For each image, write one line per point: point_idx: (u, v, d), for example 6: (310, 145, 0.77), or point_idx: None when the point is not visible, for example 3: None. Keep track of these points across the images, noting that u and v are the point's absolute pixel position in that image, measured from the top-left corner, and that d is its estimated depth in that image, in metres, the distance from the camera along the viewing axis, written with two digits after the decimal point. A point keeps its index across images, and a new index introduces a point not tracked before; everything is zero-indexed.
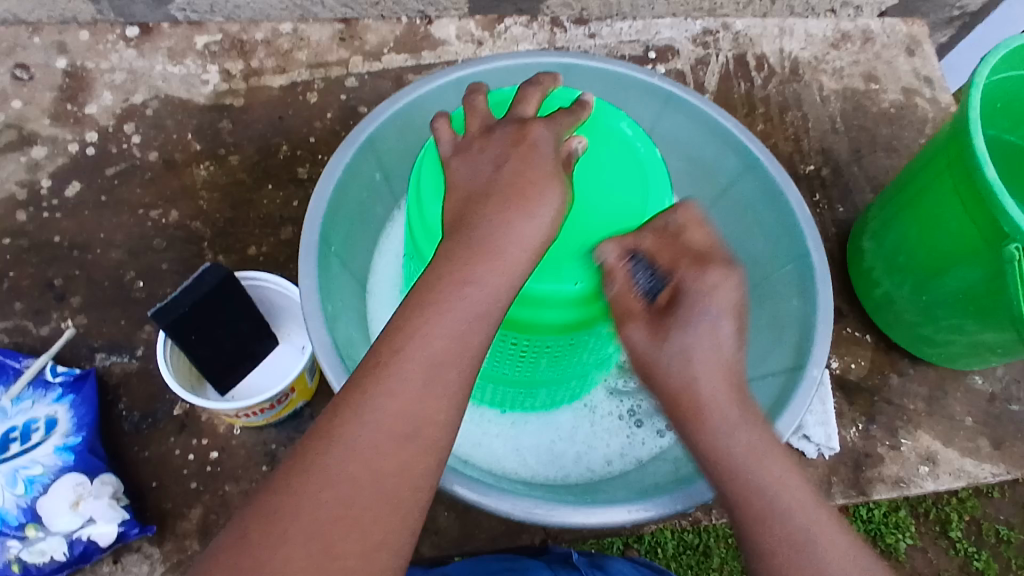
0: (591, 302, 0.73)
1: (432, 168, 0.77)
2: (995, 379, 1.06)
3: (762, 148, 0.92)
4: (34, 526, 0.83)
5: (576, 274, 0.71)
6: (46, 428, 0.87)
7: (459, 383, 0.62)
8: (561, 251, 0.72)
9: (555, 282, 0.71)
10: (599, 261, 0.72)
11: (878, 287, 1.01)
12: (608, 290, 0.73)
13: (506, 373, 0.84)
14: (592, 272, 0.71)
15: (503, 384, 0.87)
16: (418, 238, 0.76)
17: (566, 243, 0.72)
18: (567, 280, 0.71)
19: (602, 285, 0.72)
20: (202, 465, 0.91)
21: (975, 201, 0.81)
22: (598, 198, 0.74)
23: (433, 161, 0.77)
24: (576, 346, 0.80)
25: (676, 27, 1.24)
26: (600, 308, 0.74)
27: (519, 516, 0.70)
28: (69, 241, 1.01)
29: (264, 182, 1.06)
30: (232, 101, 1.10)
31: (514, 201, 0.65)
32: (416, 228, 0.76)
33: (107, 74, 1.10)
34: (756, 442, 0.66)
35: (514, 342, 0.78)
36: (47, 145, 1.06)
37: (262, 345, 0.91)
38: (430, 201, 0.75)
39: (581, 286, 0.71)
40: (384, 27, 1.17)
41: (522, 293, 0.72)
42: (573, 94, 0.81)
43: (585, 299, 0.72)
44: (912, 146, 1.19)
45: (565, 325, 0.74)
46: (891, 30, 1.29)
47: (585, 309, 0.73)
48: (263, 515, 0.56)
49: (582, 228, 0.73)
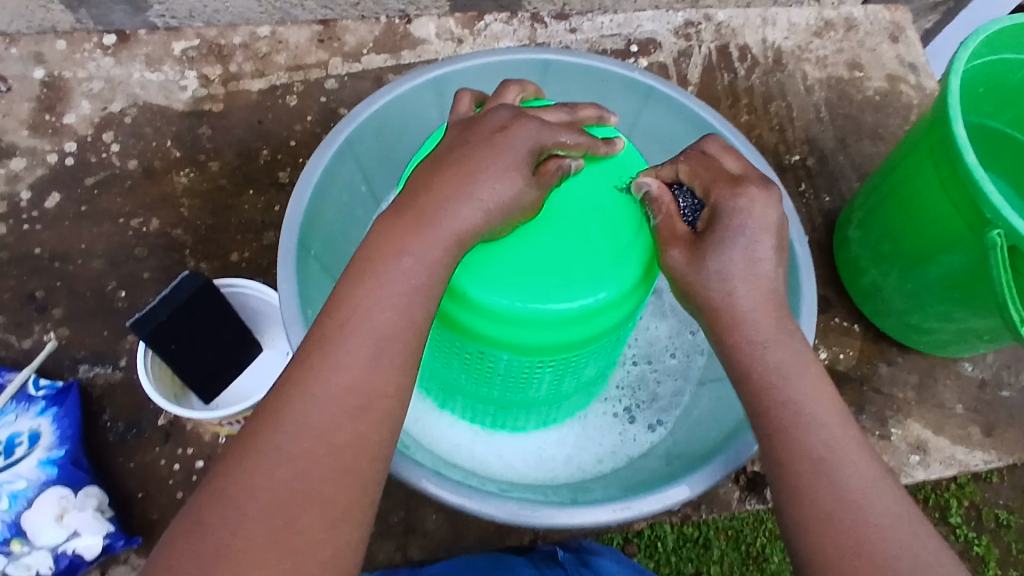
0: (554, 327, 0.70)
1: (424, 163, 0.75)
2: (985, 365, 1.05)
3: (743, 140, 0.91)
4: (19, 540, 0.82)
5: (519, 291, 0.68)
6: (29, 442, 0.86)
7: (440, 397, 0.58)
8: (512, 261, 0.69)
9: (495, 293, 0.69)
10: (547, 285, 0.69)
11: (864, 276, 1.01)
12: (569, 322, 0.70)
13: (469, 384, 0.81)
14: (540, 298, 0.69)
15: (461, 391, 0.84)
16: None
17: (520, 249, 0.69)
18: (539, 290, 0.68)
19: (565, 313, 0.69)
20: (188, 474, 0.90)
21: (957, 188, 0.80)
22: (574, 222, 0.70)
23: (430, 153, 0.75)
24: (522, 373, 0.76)
25: (658, 20, 1.23)
26: (545, 335, 0.71)
27: (503, 519, 0.69)
28: (50, 253, 1.00)
29: (245, 187, 1.05)
30: (212, 106, 1.09)
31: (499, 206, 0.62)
32: None
33: (85, 83, 1.09)
34: (799, 364, 0.64)
35: (451, 342, 0.75)
36: (27, 156, 1.05)
37: (245, 351, 0.91)
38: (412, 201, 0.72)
39: (539, 305, 0.69)
40: (363, 27, 1.16)
41: (461, 291, 0.69)
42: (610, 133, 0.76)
43: (526, 321, 0.69)
44: (897, 134, 1.19)
45: (503, 341, 0.71)
46: (875, 16, 1.28)
47: (526, 332, 0.70)
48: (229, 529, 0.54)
49: (544, 241, 0.69)
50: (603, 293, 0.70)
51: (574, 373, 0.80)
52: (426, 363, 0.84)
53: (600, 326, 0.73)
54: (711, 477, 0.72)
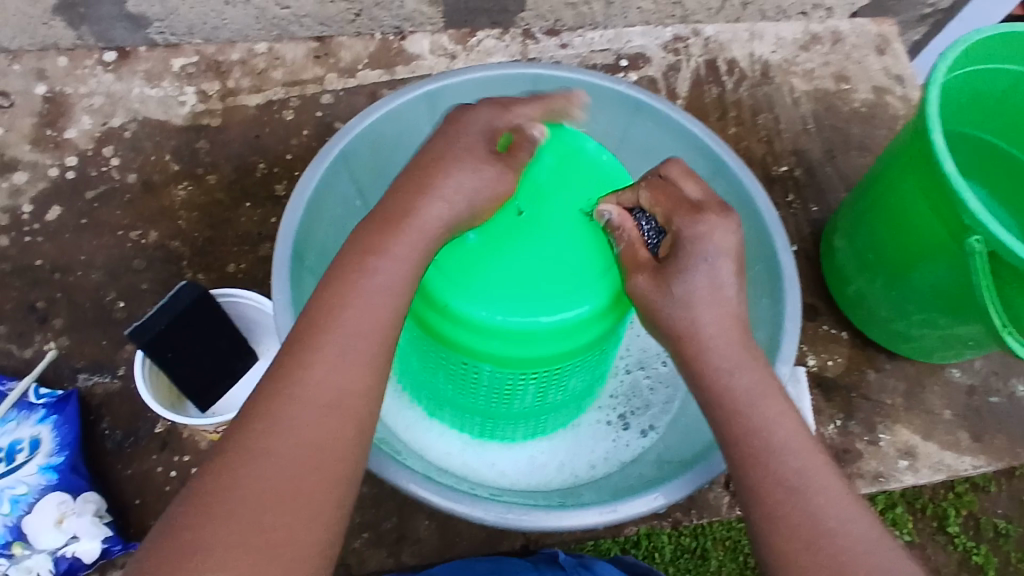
0: (521, 339, 0.72)
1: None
2: (973, 372, 1.07)
3: (729, 152, 0.93)
4: (20, 544, 0.84)
5: (486, 300, 0.71)
6: (30, 448, 0.88)
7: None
8: (479, 267, 0.72)
9: (463, 300, 0.72)
10: (513, 294, 0.71)
11: (850, 284, 1.02)
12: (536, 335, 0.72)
13: (453, 391, 0.83)
14: (506, 309, 0.71)
15: (451, 401, 0.85)
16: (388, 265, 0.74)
17: (488, 254, 0.72)
18: (510, 300, 0.71)
19: (526, 324, 0.71)
20: (184, 482, 0.92)
21: (937, 196, 0.82)
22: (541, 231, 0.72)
23: None
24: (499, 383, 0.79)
25: (647, 35, 1.26)
26: (512, 348, 0.73)
27: (493, 522, 0.70)
28: (50, 265, 1.02)
29: (242, 200, 1.07)
30: (210, 121, 1.11)
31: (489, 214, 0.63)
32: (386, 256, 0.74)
33: (86, 98, 1.12)
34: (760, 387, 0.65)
35: (429, 346, 0.78)
36: (28, 170, 1.07)
37: (243, 362, 0.92)
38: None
39: (502, 316, 0.71)
40: (358, 44, 1.18)
41: (431, 292, 0.72)
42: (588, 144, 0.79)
43: (494, 333, 0.72)
44: (884, 145, 1.21)
45: (473, 350, 0.74)
46: (860, 30, 1.31)
47: (493, 343, 0.73)
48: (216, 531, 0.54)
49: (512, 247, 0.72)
50: (574, 307, 0.72)
51: (556, 384, 0.81)
52: (416, 373, 0.85)
53: (573, 342, 0.75)
54: (697, 480, 0.74)
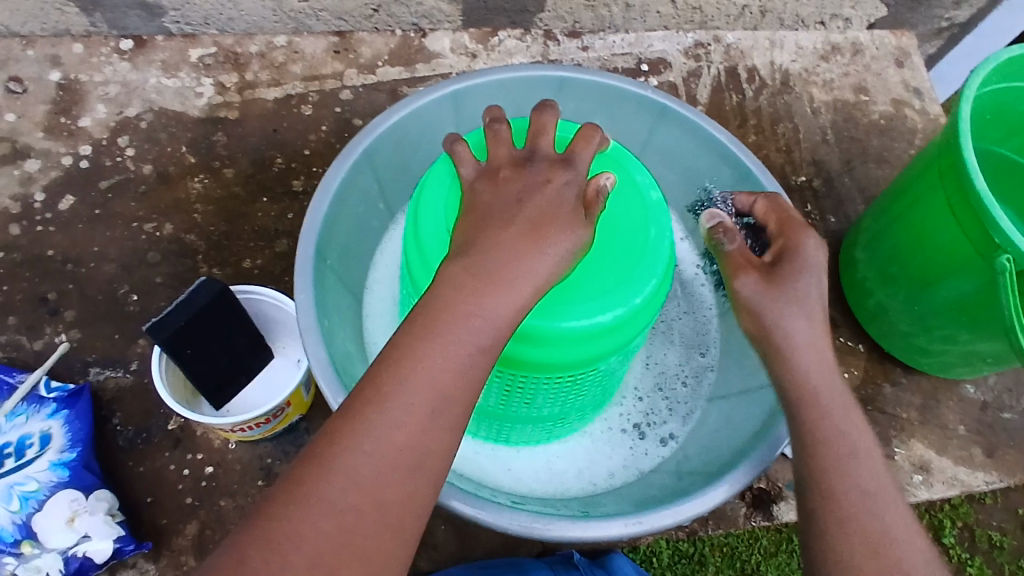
0: (566, 343, 0.68)
1: (435, 196, 0.73)
2: (987, 388, 1.07)
3: (755, 161, 0.92)
4: (29, 543, 0.82)
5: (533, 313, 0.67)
6: (40, 443, 0.86)
7: (468, 414, 0.58)
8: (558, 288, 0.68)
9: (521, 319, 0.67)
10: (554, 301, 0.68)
11: (870, 297, 1.02)
12: (581, 337, 0.68)
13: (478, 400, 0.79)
14: (545, 316, 0.67)
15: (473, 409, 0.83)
16: (415, 271, 0.71)
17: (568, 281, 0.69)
18: (552, 302, 0.68)
19: (569, 331, 0.67)
20: (197, 480, 0.90)
21: (967, 212, 0.82)
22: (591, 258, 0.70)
23: (447, 169, 0.75)
24: (531, 388, 0.74)
25: (668, 40, 1.25)
26: (544, 356, 0.69)
27: (518, 531, 0.70)
28: (63, 256, 1.00)
29: (259, 195, 1.06)
30: (227, 113, 1.10)
31: (532, 225, 0.62)
32: (414, 261, 0.71)
33: (101, 87, 1.10)
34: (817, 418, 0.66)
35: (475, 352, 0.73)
36: (41, 158, 1.05)
37: (258, 360, 0.91)
38: (433, 251, 0.70)
39: (546, 324, 0.67)
40: (378, 40, 1.17)
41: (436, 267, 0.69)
42: (637, 175, 0.76)
43: (531, 338, 0.68)
44: (902, 157, 1.21)
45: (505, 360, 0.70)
46: (880, 42, 1.30)
47: (531, 349, 0.69)
48: (250, 540, 0.52)
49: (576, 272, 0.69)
50: (616, 312, 0.69)
51: (581, 388, 0.78)
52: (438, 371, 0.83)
53: (609, 346, 0.71)
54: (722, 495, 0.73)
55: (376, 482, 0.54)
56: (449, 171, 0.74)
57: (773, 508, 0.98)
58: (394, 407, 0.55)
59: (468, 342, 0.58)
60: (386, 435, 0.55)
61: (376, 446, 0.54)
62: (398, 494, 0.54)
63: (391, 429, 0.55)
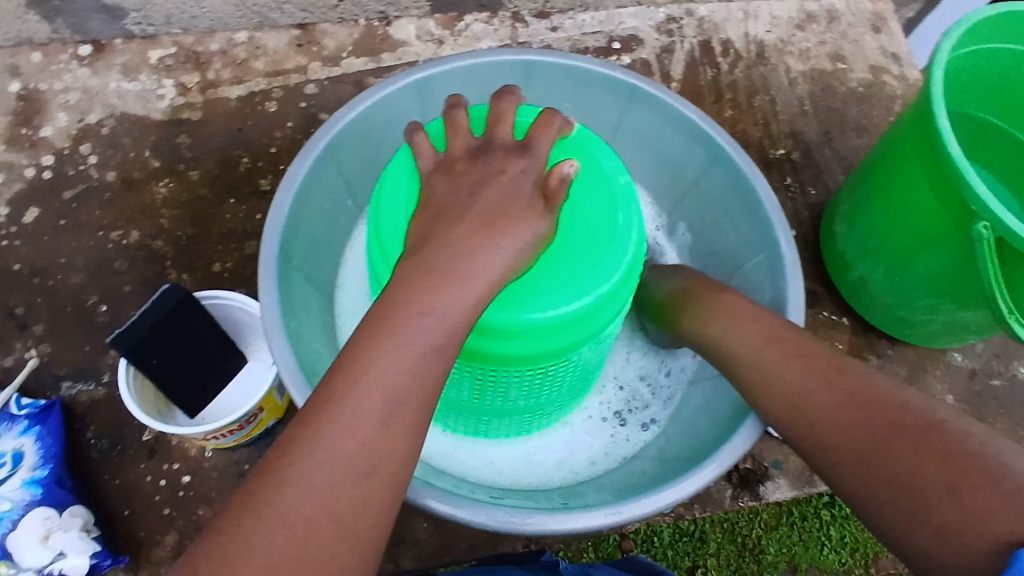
0: (532, 335, 0.67)
1: (394, 189, 0.71)
2: (974, 356, 1.06)
3: (727, 137, 0.90)
4: (4, 564, 0.80)
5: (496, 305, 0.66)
6: (12, 462, 0.85)
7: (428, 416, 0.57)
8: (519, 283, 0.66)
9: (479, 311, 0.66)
10: (519, 296, 0.66)
11: (851, 271, 1.00)
12: (548, 329, 0.67)
13: (449, 395, 0.78)
14: (510, 308, 0.66)
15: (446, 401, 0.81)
16: (378, 269, 0.70)
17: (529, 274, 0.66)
18: (515, 294, 0.66)
19: (533, 323, 0.66)
20: (175, 490, 0.89)
21: (942, 181, 0.80)
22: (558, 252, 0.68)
23: (407, 163, 0.72)
24: (501, 382, 0.73)
25: (640, 16, 1.22)
26: (508, 348, 0.67)
27: (496, 527, 0.69)
28: (29, 268, 0.99)
29: (226, 196, 1.04)
30: (190, 114, 1.07)
31: (487, 217, 0.61)
32: (376, 259, 0.70)
33: (60, 94, 1.08)
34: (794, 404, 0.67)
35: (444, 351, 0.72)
36: (2, 170, 1.03)
37: (231, 363, 0.90)
38: (392, 244, 0.68)
39: (508, 315, 0.66)
40: (342, 30, 1.14)
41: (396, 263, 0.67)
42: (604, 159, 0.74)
43: (494, 331, 0.67)
44: (882, 125, 1.19)
45: (469, 351, 0.68)
46: (856, 8, 1.28)
47: (494, 342, 0.67)
48: (207, 558, 0.50)
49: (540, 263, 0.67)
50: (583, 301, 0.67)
51: (555, 380, 0.77)
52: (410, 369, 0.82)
53: (577, 336, 0.69)
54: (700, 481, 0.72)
55: (335, 491, 0.53)
56: (410, 163, 0.72)
57: (760, 488, 0.97)
58: (349, 413, 0.54)
59: (423, 342, 0.56)
60: (342, 443, 0.53)
61: (331, 454, 0.53)
62: (359, 501, 0.53)
63: (348, 436, 0.53)
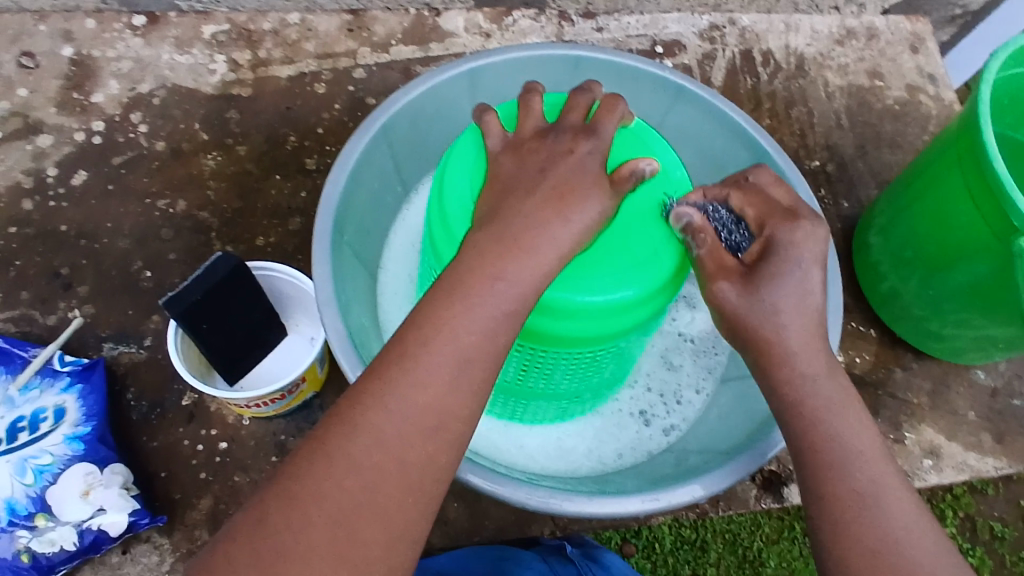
0: (585, 317, 0.68)
1: (459, 172, 0.72)
2: (997, 374, 1.07)
3: (773, 143, 0.92)
4: (43, 516, 0.82)
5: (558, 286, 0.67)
6: (55, 417, 0.86)
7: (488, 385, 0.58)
8: (582, 266, 0.68)
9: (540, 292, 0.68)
10: (582, 280, 0.68)
11: (883, 282, 1.02)
12: (600, 314, 0.68)
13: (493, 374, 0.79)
14: (570, 291, 0.67)
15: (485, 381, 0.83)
16: (438, 245, 0.71)
17: (590, 260, 0.68)
18: (574, 275, 0.68)
19: (591, 306, 0.68)
20: (211, 455, 0.91)
21: (985, 196, 0.82)
22: (622, 239, 0.69)
23: (470, 142, 0.74)
24: (547, 364, 0.75)
25: (683, 22, 1.24)
26: (562, 329, 0.69)
27: (535, 506, 0.70)
28: (76, 231, 1.00)
29: (272, 172, 1.05)
30: (240, 90, 1.09)
31: (555, 197, 0.62)
32: (436, 234, 0.72)
33: (114, 62, 1.09)
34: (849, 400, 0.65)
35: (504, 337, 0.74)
36: (54, 133, 1.05)
37: (273, 335, 0.91)
38: (457, 222, 0.70)
39: (569, 298, 0.67)
40: (392, 18, 1.16)
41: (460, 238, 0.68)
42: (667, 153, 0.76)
43: (553, 313, 0.68)
44: (915, 143, 1.20)
45: (526, 331, 0.70)
46: (895, 27, 1.29)
47: (550, 322, 0.69)
48: (276, 507, 0.52)
49: (604, 249, 0.69)
50: (636, 289, 0.68)
51: (597, 367, 0.78)
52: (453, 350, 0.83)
53: (626, 324, 0.71)
54: (736, 473, 0.73)
55: (400, 450, 0.54)
56: (476, 144, 0.73)
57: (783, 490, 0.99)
58: (413, 375, 0.55)
59: (491, 309, 0.58)
60: (406, 404, 0.55)
61: (399, 415, 0.54)
62: (420, 458, 0.54)
63: (411, 398, 0.55)
